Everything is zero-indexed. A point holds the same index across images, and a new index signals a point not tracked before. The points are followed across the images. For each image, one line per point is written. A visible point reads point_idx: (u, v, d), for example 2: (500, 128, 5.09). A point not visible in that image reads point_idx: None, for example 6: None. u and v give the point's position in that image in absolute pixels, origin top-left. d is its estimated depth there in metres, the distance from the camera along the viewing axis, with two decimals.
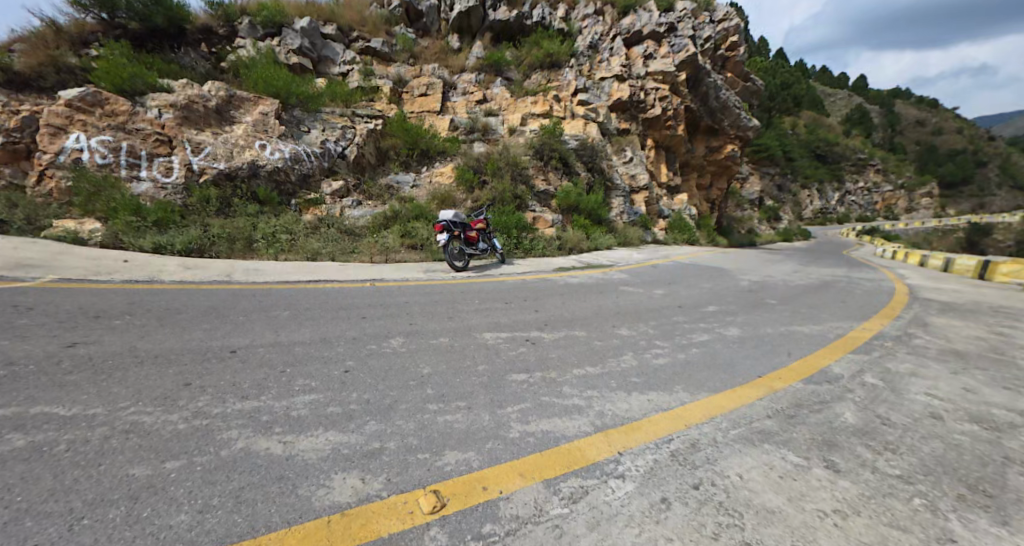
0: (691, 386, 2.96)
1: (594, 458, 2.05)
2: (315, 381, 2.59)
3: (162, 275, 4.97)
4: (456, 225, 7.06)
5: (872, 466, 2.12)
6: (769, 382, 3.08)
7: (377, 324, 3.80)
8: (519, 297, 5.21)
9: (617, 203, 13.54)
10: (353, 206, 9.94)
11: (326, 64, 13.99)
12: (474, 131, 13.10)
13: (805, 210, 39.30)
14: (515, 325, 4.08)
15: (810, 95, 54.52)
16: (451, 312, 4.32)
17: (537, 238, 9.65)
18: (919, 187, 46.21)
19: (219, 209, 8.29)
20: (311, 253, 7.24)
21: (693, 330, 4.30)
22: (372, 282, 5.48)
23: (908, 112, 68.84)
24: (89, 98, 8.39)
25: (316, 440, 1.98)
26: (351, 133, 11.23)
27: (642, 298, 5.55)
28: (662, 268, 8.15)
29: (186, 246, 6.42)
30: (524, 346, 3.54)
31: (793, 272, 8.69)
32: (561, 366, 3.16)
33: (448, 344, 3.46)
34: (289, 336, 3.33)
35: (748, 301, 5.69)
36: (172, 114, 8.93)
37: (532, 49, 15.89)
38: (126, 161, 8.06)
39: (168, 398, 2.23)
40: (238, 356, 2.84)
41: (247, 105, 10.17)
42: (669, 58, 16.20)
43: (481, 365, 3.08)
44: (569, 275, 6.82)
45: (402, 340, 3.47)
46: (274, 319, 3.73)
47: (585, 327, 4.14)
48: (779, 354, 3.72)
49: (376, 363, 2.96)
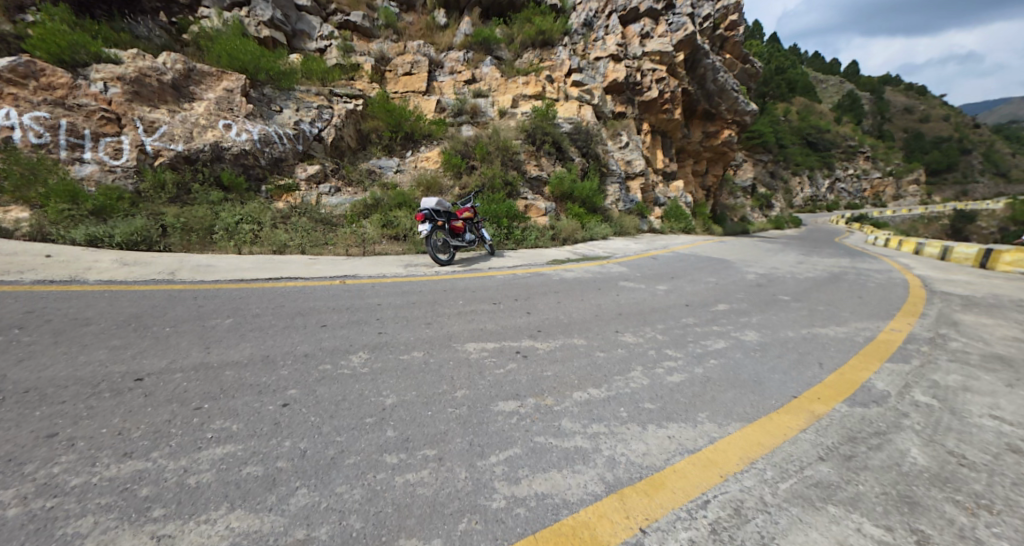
0: (718, 414, 2.40)
1: (611, 541, 1.50)
2: (238, 422, 1.99)
3: (88, 274, 4.23)
4: (440, 214, 6.38)
5: (971, 540, 1.61)
6: (809, 404, 2.55)
7: (338, 335, 3.17)
8: (510, 296, 4.60)
9: (612, 190, 12.95)
10: (330, 193, 9.20)
11: (301, 38, 12.93)
12: (462, 113, 12.30)
13: (796, 197, 39.27)
14: (503, 333, 3.48)
15: (804, 81, 54.00)
16: (430, 318, 3.70)
17: (529, 228, 8.99)
18: (906, 173, 46.43)
19: (176, 196, 7.53)
20: (278, 246, 6.50)
21: (705, 335, 3.76)
22: (343, 280, 4.81)
23: (897, 100, 69.20)
24: (21, 67, 7.34)
25: (209, 533, 1.38)
26: (328, 114, 10.35)
27: (646, 295, 5.01)
28: (663, 261, 7.60)
29: (128, 237, 5.62)
30: (514, 361, 2.95)
31: (799, 263, 8.19)
32: (558, 389, 2.58)
33: (422, 361, 2.84)
34: (220, 355, 2.69)
35: (760, 298, 5.18)
36: (120, 88, 7.98)
37: (523, 25, 14.96)
38: (67, 142, 7.16)
39: (12, 461, 1.65)
40: (141, 388, 2.22)
41: (209, 80, 9.23)
42: (665, 37, 15.55)
43: (459, 390, 2.49)
44: (565, 270, 6.21)
45: (366, 357, 2.85)
46: (208, 330, 3.07)
47: (584, 335, 3.56)
48: (810, 365, 3.19)
49: (327, 391, 2.35)
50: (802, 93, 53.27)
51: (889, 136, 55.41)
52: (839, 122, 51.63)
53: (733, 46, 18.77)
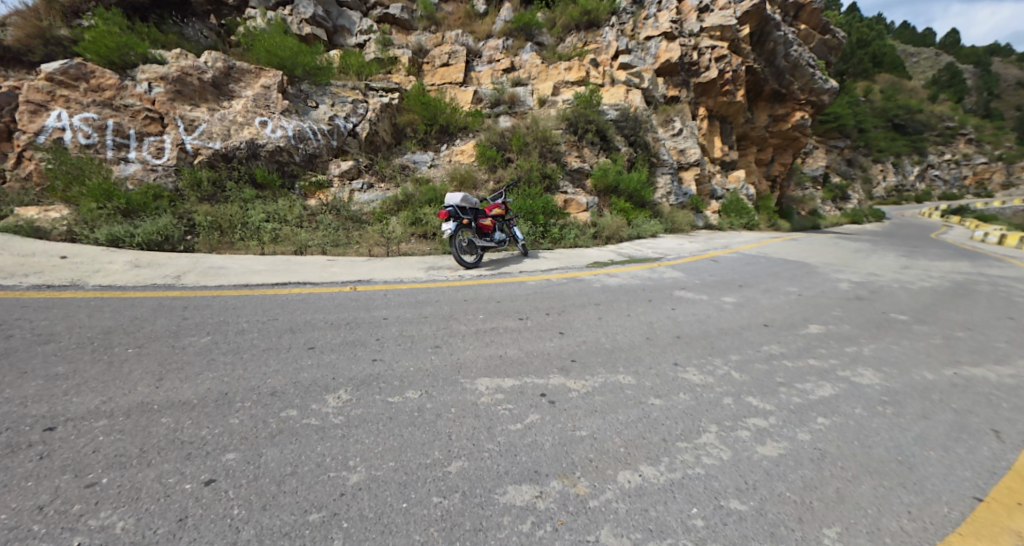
0: (859, 531, 1.51)
1: None
2: (129, 514, 1.40)
3: (90, 278, 3.95)
4: (466, 211, 5.68)
5: None
6: (1006, 518, 1.62)
7: (322, 363, 2.54)
8: (540, 309, 3.83)
9: (663, 182, 11.75)
10: (362, 190, 8.84)
11: (341, 34, 12.75)
12: (499, 104, 11.59)
13: (876, 188, 35.07)
14: (527, 363, 2.72)
15: (892, 57, 47.97)
16: (441, 340, 3.02)
17: (569, 225, 8.14)
18: (1018, 158, 39.90)
19: (211, 194, 7.43)
20: (298, 245, 6.10)
21: (804, 374, 2.80)
22: (354, 286, 4.26)
23: (1007, 74, 59.84)
24: (73, 70, 7.47)
25: None
26: (363, 108, 10.00)
27: (712, 311, 4.05)
28: (727, 264, 6.47)
29: (149, 238, 5.43)
30: (536, 410, 2.19)
31: (903, 268, 6.71)
32: (598, 466, 1.79)
33: (415, 408, 2.12)
34: (167, 393, 2.10)
35: (867, 318, 4.03)
36: (163, 88, 7.99)
37: (567, 7, 13.96)
38: (113, 142, 7.21)
39: None
40: (40, 446, 1.70)
41: (248, 77, 9.11)
42: (728, 10, 14.03)
43: (455, 461, 1.76)
44: (608, 274, 5.34)
45: (346, 399, 2.17)
46: (176, 353, 2.55)
47: (633, 370, 2.71)
48: (979, 437, 2.18)
49: (275, 458, 1.69)
50: (888, 69, 47.43)
51: (996, 115, 48.04)
52: (934, 101, 45.43)
53: (809, 15, 16.70)
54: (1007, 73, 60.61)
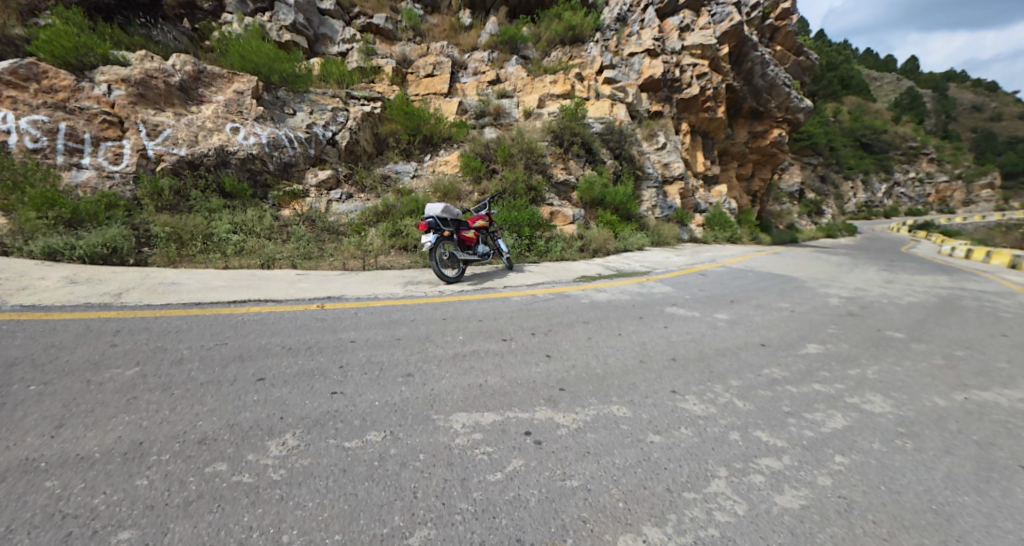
0: None
1: None
2: None
3: (12, 297, 3.47)
4: (448, 223, 5.36)
5: None
6: None
7: (270, 399, 2.17)
8: (525, 329, 3.52)
9: (648, 195, 11.70)
10: (340, 200, 8.47)
11: (323, 42, 12.44)
12: (484, 115, 11.40)
13: (848, 203, 36.24)
14: (510, 394, 2.40)
15: (859, 80, 50.25)
16: (415, 367, 2.67)
17: (554, 238, 7.91)
18: (978, 176, 41.88)
19: (173, 204, 6.94)
20: (266, 259, 5.68)
21: (814, 402, 2.55)
22: (322, 304, 3.89)
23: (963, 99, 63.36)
24: (22, 70, 6.89)
25: None
26: (343, 116, 9.66)
27: (707, 330, 3.81)
28: (716, 279, 6.31)
29: (94, 250, 4.95)
30: (520, 455, 1.87)
31: (889, 283, 6.66)
32: (592, 530, 1.49)
33: (376, 456, 1.78)
34: (63, 446, 1.71)
35: (863, 335, 3.86)
36: (124, 90, 7.50)
37: (552, 22, 14.01)
38: (65, 146, 6.66)
39: None
40: None
41: (219, 82, 8.68)
42: (708, 29, 14.27)
43: (419, 530, 1.43)
44: (596, 290, 5.09)
45: (292, 445, 1.82)
46: (91, 390, 2.14)
47: (628, 401, 2.42)
48: (1010, 476, 1.96)
49: (184, 536, 1.33)
50: (855, 92, 49.67)
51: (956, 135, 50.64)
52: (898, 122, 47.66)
53: (785, 36, 17.21)
54: (964, 97, 64.15)
